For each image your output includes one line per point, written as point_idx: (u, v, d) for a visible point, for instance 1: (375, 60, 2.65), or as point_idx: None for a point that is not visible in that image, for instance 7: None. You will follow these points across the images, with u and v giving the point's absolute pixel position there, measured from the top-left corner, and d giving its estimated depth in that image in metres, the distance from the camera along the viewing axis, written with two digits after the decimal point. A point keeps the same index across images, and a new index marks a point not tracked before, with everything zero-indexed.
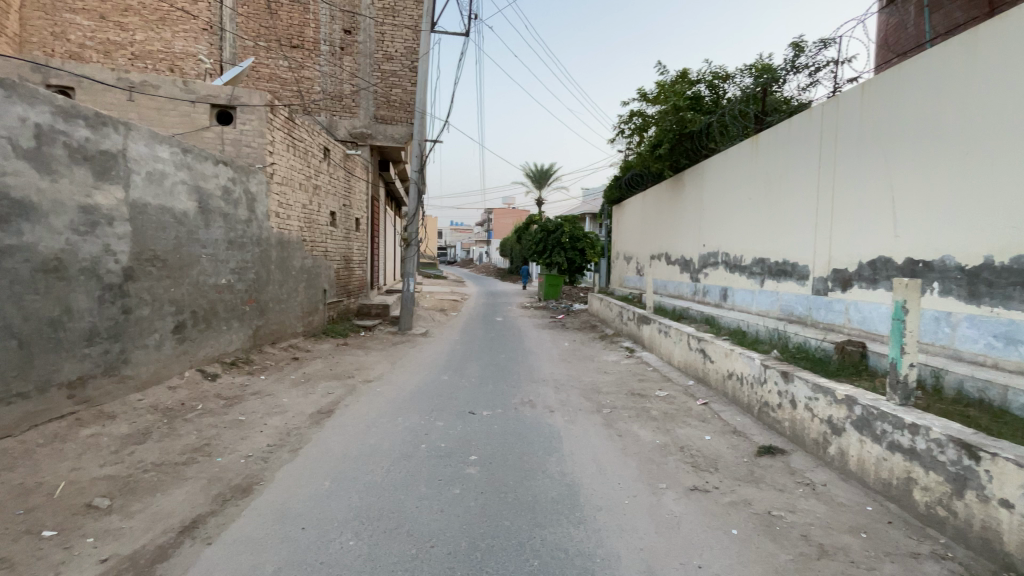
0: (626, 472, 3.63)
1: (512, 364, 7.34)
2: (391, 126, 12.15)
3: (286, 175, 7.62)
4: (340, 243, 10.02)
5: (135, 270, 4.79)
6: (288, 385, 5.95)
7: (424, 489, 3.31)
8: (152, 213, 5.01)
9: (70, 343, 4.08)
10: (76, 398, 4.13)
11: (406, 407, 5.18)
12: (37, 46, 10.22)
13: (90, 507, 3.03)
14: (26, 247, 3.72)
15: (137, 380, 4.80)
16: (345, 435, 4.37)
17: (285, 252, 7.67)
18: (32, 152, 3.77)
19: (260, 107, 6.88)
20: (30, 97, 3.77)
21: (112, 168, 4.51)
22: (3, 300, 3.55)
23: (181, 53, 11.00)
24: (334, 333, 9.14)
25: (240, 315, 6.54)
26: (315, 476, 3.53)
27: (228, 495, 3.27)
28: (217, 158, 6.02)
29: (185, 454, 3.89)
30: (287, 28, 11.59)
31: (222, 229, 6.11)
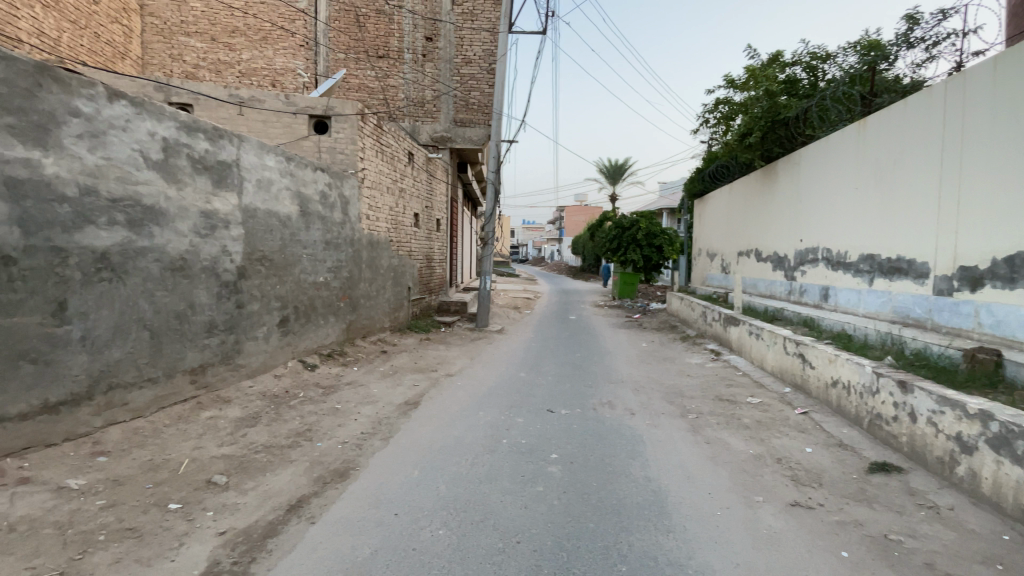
0: (717, 481, 3.43)
1: (591, 363, 7.22)
2: (470, 128, 12.42)
3: (375, 179, 8.06)
4: (423, 242, 10.42)
5: (246, 269, 5.28)
6: (378, 377, 6.30)
7: (506, 484, 3.35)
8: (261, 217, 5.50)
9: (193, 334, 4.59)
10: (197, 383, 4.63)
11: (488, 402, 5.28)
12: (158, 68, 11.62)
13: (209, 483, 3.38)
14: (158, 249, 4.22)
15: (249, 368, 5.30)
16: (431, 426, 4.53)
17: (374, 252, 8.11)
18: (162, 164, 4.26)
19: (352, 116, 7.32)
20: (158, 113, 4.24)
21: (227, 177, 5.00)
22: (140, 296, 4.05)
23: (281, 69, 12.09)
24: (417, 329, 9.53)
25: (335, 310, 7.02)
26: (404, 465, 3.70)
27: (328, 478, 3.51)
28: (316, 165, 6.48)
29: (289, 437, 4.23)
30: (374, 39, 12.25)
31: (320, 231, 6.58)
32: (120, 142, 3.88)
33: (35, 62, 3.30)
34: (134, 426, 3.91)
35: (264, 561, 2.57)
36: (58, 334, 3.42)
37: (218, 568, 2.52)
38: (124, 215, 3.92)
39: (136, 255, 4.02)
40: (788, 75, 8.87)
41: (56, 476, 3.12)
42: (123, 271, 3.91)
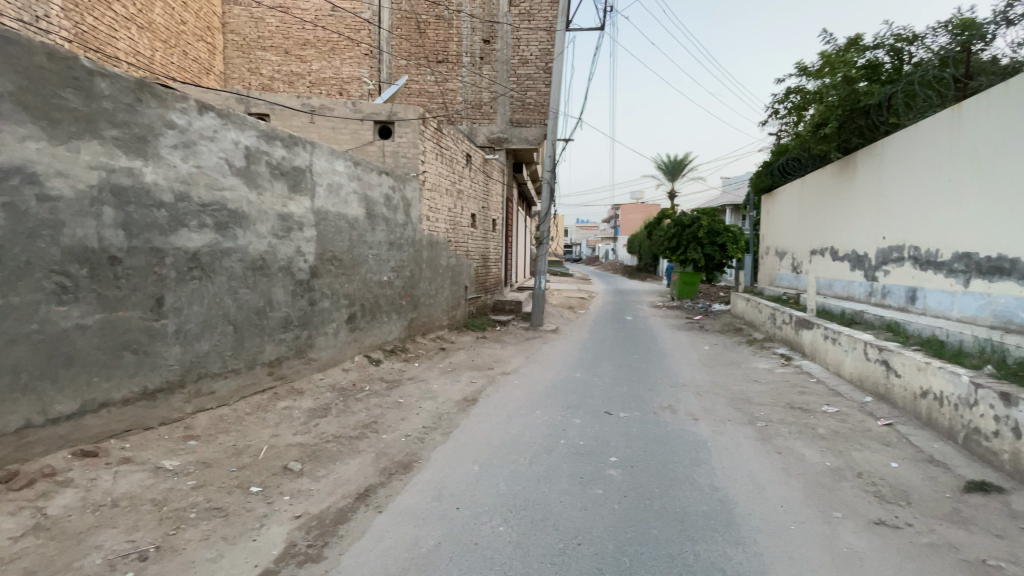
0: (789, 494, 3.25)
1: (650, 366, 7.04)
2: (526, 129, 12.46)
3: (435, 181, 8.30)
4: (479, 242, 10.57)
5: (318, 268, 5.58)
6: (437, 373, 6.47)
7: (565, 485, 3.34)
8: (331, 219, 5.79)
9: (271, 329, 4.91)
10: (274, 375, 4.96)
11: (545, 401, 5.28)
12: (239, 81, 12.58)
13: (285, 469, 3.61)
14: (241, 249, 4.56)
15: (320, 361, 5.61)
16: (490, 423, 4.59)
17: (434, 251, 8.33)
18: (244, 171, 4.59)
19: (414, 121, 7.59)
20: (241, 123, 4.56)
21: (302, 182, 5.31)
22: (225, 293, 4.39)
23: (348, 77, 12.69)
24: (474, 328, 9.70)
25: (398, 308, 7.27)
26: (465, 460, 3.77)
27: (393, 469, 3.65)
28: (381, 169, 6.74)
29: (357, 429, 4.44)
30: (434, 45, 12.56)
31: (384, 232, 6.84)
32: (209, 152, 4.21)
33: (137, 80, 3.63)
34: (219, 413, 4.23)
35: (336, 546, 2.71)
36: (156, 328, 3.77)
37: (295, 549, 2.69)
38: (212, 218, 4.25)
39: (222, 255, 4.35)
40: (868, 60, 8.20)
41: (154, 457, 3.44)
42: (211, 269, 4.25)
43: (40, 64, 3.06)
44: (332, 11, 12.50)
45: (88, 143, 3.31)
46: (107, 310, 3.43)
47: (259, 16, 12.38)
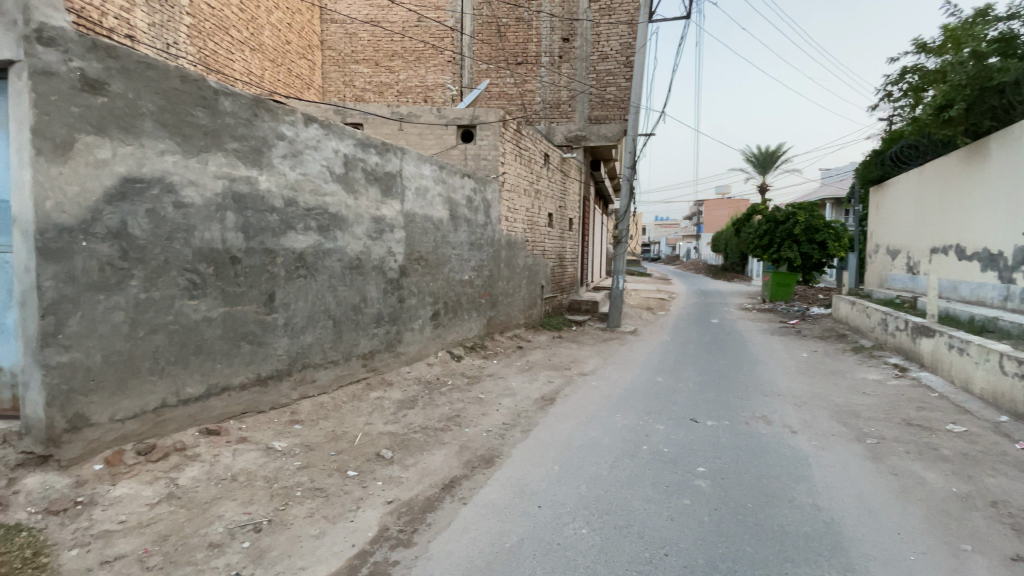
0: (906, 520, 2.92)
1: (741, 372, 6.63)
2: (605, 125, 12.24)
3: (514, 182, 8.43)
4: (556, 242, 10.56)
5: (407, 267, 5.88)
6: (516, 371, 6.56)
7: (650, 492, 3.23)
8: (419, 221, 6.07)
9: (365, 324, 5.24)
10: (367, 367, 5.29)
11: (625, 404, 5.16)
12: (335, 94, 13.53)
13: (377, 455, 3.84)
14: (340, 250, 4.90)
15: (407, 355, 5.90)
16: (569, 424, 4.57)
17: (512, 251, 8.45)
18: (343, 177, 4.94)
19: (494, 123, 7.76)
20: (340, 133, 4.90)
21: (393, 186, 5.62)
22: (326, 290, 4.75)
23: (433, 85, 13.21)
24: (550, 327, 9.69)
25: (478, 306, 7.46)
26: (545, 459, 3.79)
27: (476, 463, 3.76)
28: (463, 171, 6.96)
29: (442, 421, 4.62)
30: (513, 47, 12.71)
31: (466, 233, 7.05)
32: (313, 160, 4.58)
33: (254, 97, 4.01)
34: (320, 401, 4.60)
35: (424, 533, 2.84)
36: (268, 321, 4.16)
37: (388, 533, 2.86)
38: (315, 222, 4.62)
39: (323, 255, 4.71)
40: (1001, 32, 7.14)
41: (265, 438, 3.80)
42: (314, 268, 4.62)
43: (176, 86, 3.46)
44: (419, 22, 13.07)
45: (213, 156, 3.71)
46: (229, 305, 3.84)
47: (353, 32, 13.25)
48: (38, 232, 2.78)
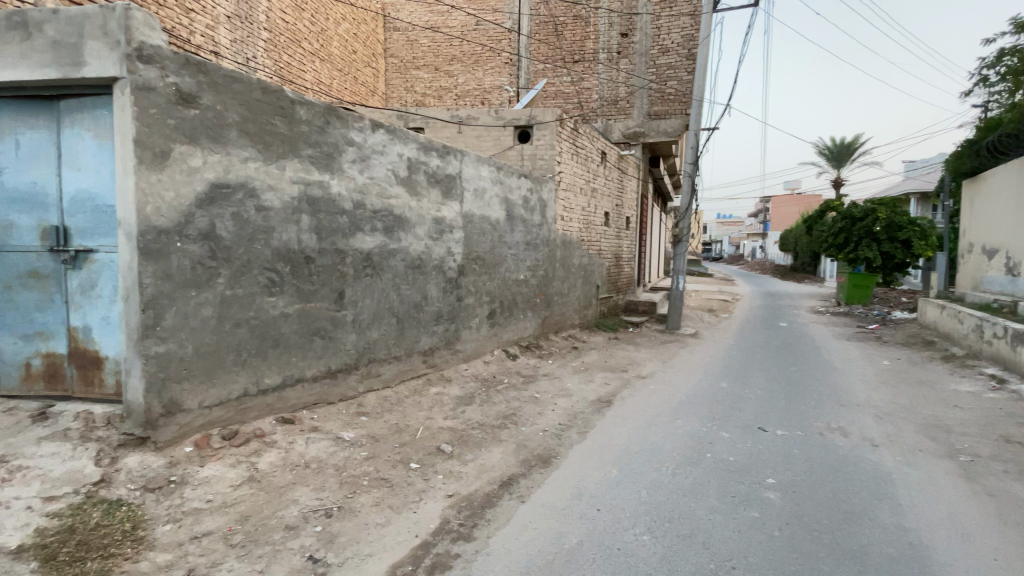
0: (1009, 547, 2.64)
1: (813, 380, 6.23)
2: (665, 121, 11.85)
3: (571, 180, 8.38)
4: (613, 241, 10.39)
5: (465, 267, 5.99)
6: (571, 371, 6.52)
7: (715, 502, 3.12)
8: (477, 221, 6.17)
9: (426, 321, 5.40)
10: (428, 363, 5.45)
11: (686, 410, 4.98)
12: (397, 99, 14.02)
13: (438, 450, 3.95)
14: (403, 250, 5.08)
15: (465, 353, 6.02)
16: (628, 427, 4.49)
17: (567, 251, 8.40)
18: (406, 180, 5.10)
19: (551, 122, 7.74)
20: (404, 138, 5.06)
21: (453, 188, 5.75)
22: (390, 289, 4.93)
23: (490, 87, 13.38)
24: (606, 327, 9.53)
25: (533, 306, 7.48)
26: (603, 462, 3.74)
27: (533, 462, 3.77)
28: (520, 172, 7.00)
29: (499, 419, 4.68)
30: (571, 45, 12.63)
31: (522, 233, 7.09)
32: (379, 164, 4.77)
33: (326, 105, 4.23)
34: (384, 394, 4.79)
35: (484, 528, 2.90)
36: (338, 317, 4.38)
37: (449, 526, 2.93)
38: (381, 223, 4.81)
39: (388, 255, 4.90)
40: None
41: (334, 428, 4.01)
42: (380, 268, 4.81)
43: (258, 97, 3.71)
44: (477, 25, 13.28)
45: (290, 162, 3.95)
46: (303, 302, 4.07)
47: (414, 38, 13.66)
48: (139, 234, 3.07)
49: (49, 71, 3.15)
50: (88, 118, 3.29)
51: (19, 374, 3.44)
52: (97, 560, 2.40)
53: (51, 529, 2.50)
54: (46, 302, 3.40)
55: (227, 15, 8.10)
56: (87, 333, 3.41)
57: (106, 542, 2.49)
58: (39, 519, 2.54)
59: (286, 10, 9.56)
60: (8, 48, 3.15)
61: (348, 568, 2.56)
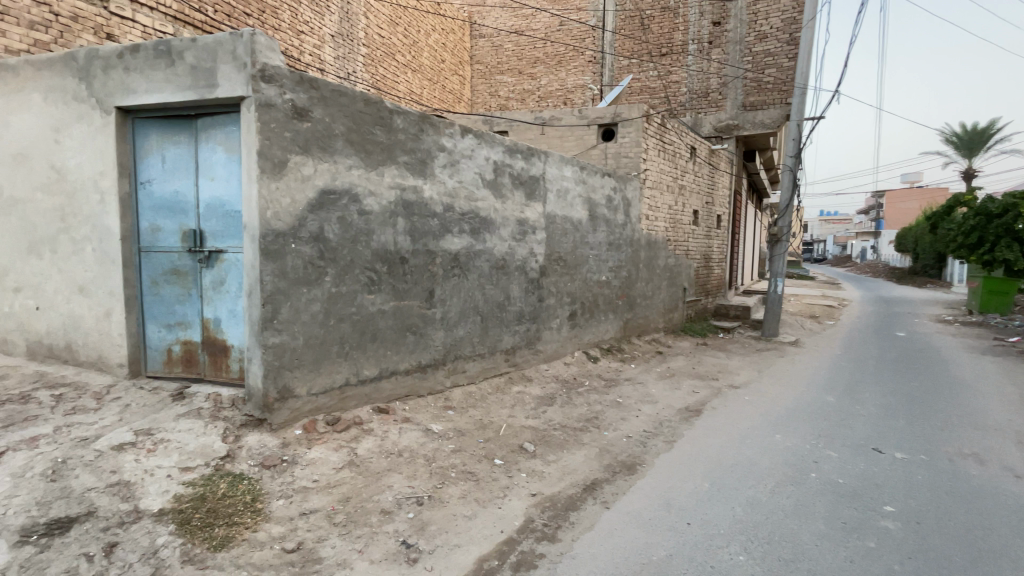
0: None
1: (938, 398, 5.50)
2: (763, 111, 10.89)
3: (657, 178, 8.10)
4: (701, 241, 9.88)
5: (547, 267, 6.01)
6: (656, 377, 6.30)
7: (822, 527, 2.86)
8: (559, 222, 6.17)
9: (509, 320, 5.49)
10: (510, 361, 5.53)
11: (786, 424, 4.61)
12: (481, 105, 14.48)
13: (521, 448, 4.01)
14: (488, 251, 5.20)
15: (546, 353, 6.03)
16: (721, 439, 4.24)
17: (652, 252, 8.13)
18: (492, 182, 5.22)
19: (637, 119, 7.52)
20: (491, 141, 5.18)
21: (536, 189, 5.79)
22: (476, 288, 5.07)
23: (573, 86, 13.38)
24: (693, 333, 9.06)
25: (615, 308, 7.32)
26: (692, 474, 3.57)
27: (618, 468, 3.69)
28: (604, 171, 6.89)
29: (581, 421, 4.64)
30: (658, 38, 12.17)
31: (604, 233, 6.97)
32: (467, 168, 4.92)
33: (421, 113, 4.43)
34: (469, 389, 4.94)
35: (568, 531, 2.89)
36: (428, 315, 4.58)
37: (534, 524, 2.96)
38: (468, 225, 4.96)
39: (474, 256, 5.04)
40: None
41: (424, 420, 4.20)
42: (466, 268, 4.96)
43: (361, 109, 3.97)
44: (561, 26, 13.33)
45: (388, 169, 4.19)
46: (398, 299, 4.31)
47: (499, 43, 14.04)
48: (261, 236, 3.42)
49: (189, 93, 3.59)
50: (220, 134, 3.72)
51: (164, 358, 3.97)
52: (223, 527, 2.71)
53: (186, 496, 2.85)
54: (186, 296, 3.90)
55: (331, 34, 8.81)
56: (217, 324, 3.86)
57: (231, 511, 2.81)
58: (176, 486, 2.90)
59: (382, 26, 10.21)
60: (157, 75, 3.64)
61: (439, 556, 2.66)
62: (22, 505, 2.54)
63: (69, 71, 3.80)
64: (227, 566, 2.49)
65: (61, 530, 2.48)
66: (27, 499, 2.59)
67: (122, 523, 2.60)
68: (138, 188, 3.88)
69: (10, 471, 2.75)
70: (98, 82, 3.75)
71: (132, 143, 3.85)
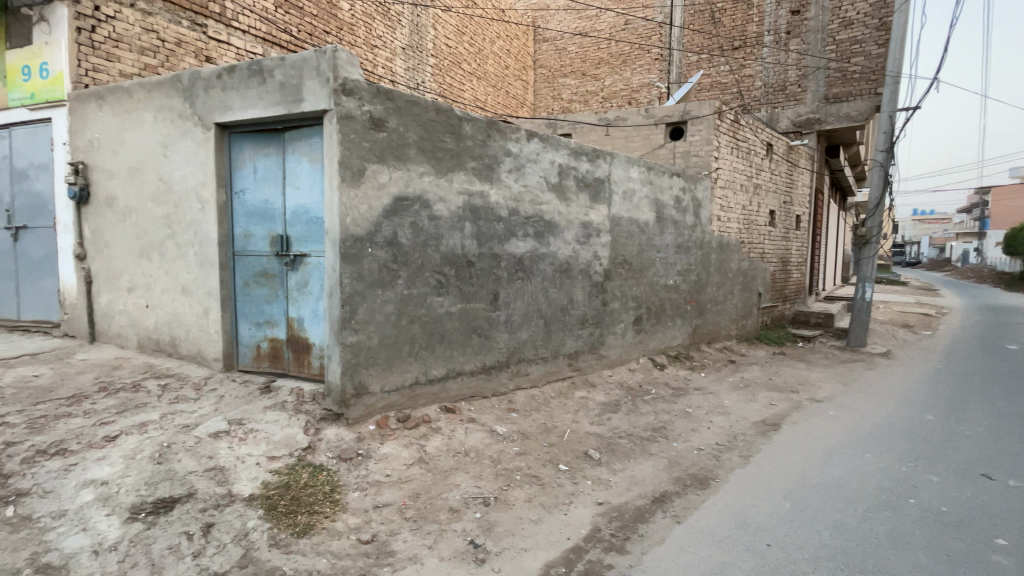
0: None
1: None
2: (849, 103, 10.03)
3: (729, 177, 7.74)
4: (778, 243, 9.31)
5: (611, 271, 5.90)
6: (728, 387, 5.99)
7: (922, 558, 2.60)
8: (625, 224, 6.04)
9: (572, 324, 5.45)
10: (573, 366, 5.49)
11: (877, 444, 4.24)
12: (544, 108, 14.64)
13: (586, 454, 3.96)
14: (552, 254, 5.19)
15: (610, 359, 5.93)
16: (802, 457, 3.96)
17: (723, 255, 7.76)
18: (557, 186, 5.21)
19: (708, 117, 7.22)
20: (556, 143, 5.17)
21: (602, 191, 5.72)
22: (540, 292, 5.07)
23: (639, 86, 13.17)
24: (769, 341, 8.56)
25: (683, 313, 7.06)
26: (771, 492, 3.36)
27: (688, 482, 3.55)
28: (672, 171, 6.68)
29: (647, 431, 4.52)
30: (730, 31, 11.61)
31: (672, 235, 6.74)
32: (533, 172, 4.94)
33: (488, 119, 4.51)
34: (532, 393, 4.95)
35: (637, 543, 2.82)
36: (493, 317, 4.65)
37: (601, 534, 2.91)
38: (532, 228, 4.98)
39: (538, 259, 5.05)
40: None
41: (489, 421, 4.26)
42: (531, 271, 4.98)
43: (432, 117, 4.10)
44: (626, 25, 13.16)
45: (457, 175, 4.30)
46: (464, 302, 4.40)
47: (563, 47, 14.13)
48: (341, 241, 3.61)
49: (278, 108, 3.86)
50: (305, 145, 3.98)
51: (253, 354, 4.29)
52: (305, 515, 2.88)
53: (273, 483, 3.06)
54: (273, 297, 4.19)
55: (403, 47, 9.18)
56: (300, 323, 4.11)
57: (312, 500, 2.99)
58: (264, 473, 3.13)
59: (450, 36, 10.50)
60: (251, 92, 3.94)
61: (506, 558, 2.69)
62: (134, 484, 2.84)
63: (176, 92, 4.21)
64: (308, 552, 2.64)
65: (165, 509, 2.74)
66: (137, 479, 2.89)
67: (217, 505, 2.83)
68: (233, 196, 4.23)
69: (124, 453, 3.08)
70: (200, 101, 4.13)
71: (229, 156, 4.20)
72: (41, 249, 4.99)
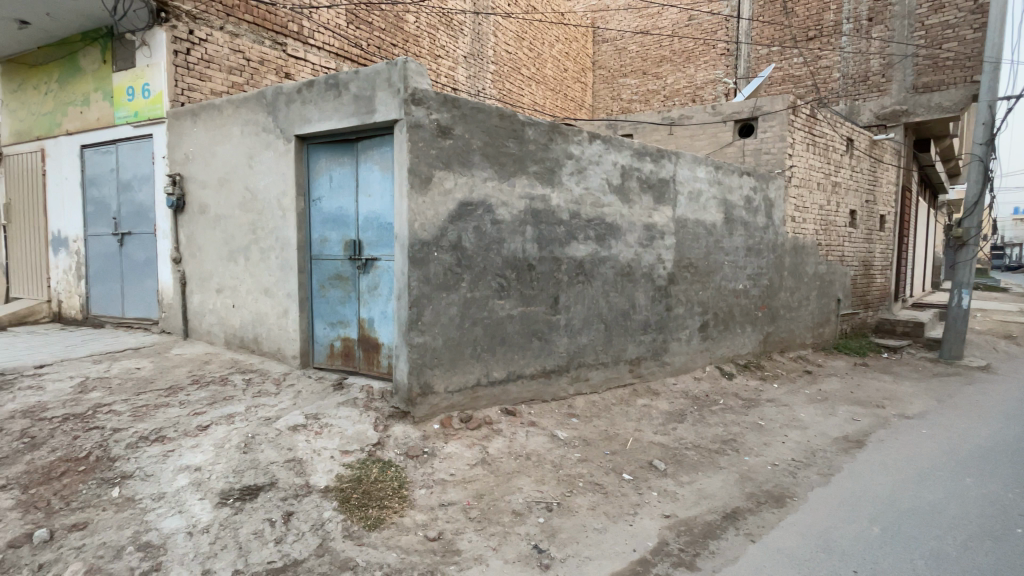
0: None
1: None
2: (941, 93, 9.13)
3: (805, 175, 7.30)
4: (859, 245, 8.66)
5: (676, 275, 5.73)
6: (804, 400, 5.63)
7: None
8: (690, 226, 5.84)
9: (634, 329, 5.34)
10: (634, 372, 5.37)
11: (979, 467, 3.83)
12: (604, 110, 14.49)
13: (651, 465, 3.85)
14: (614, 258, 5.11)
15: (674, 366, 5.75)
16: (891, 478, 3.66)
17: (798, 258, 7.32)
18: (620, 188, 5.13)
19: (781, 112, 6.84)
20: (619, 145, 5.09)
21: (666, 192, 5.57)
22: (601, 296, 5.01)
23: (703, 82, 12.75)
24: (849, 351, 7.97)
25: (753, 320, 6.73)
26: (857, 515, 3.12)
27: (762, 499, 3.38)
28: (742, 170, 6.40)
29: (716, 443, 4.34)
30: (804, 21, 10.91)
31: (741, 237, 6.45)
32: (595, 174, 4.89)
33: (551, 123, 4.51)
34: (592, 399, 4.89)
35: (708, 560, 2.71)
36: (554, 321, 4.64)
37: (668, 548, 2.83)
38: (594, 232, 4.93)
39: (599, 262, 4.99)
40: None
41: (550, 425, 4.26)
42: (592, 274, 4.93)
43: (496, 123, 4.15)
44: (690, 20, 12.82)
45: (519, 179, 4.33)
46: (525, 305, 4.42)
47: (623, 46, 13.93)
48: (409, 245, 3.74)
49: (352, 119, 4.05)
50: (376, 153, 4.14)
51: (327, 352, 4.52)
52: (376, 508, 3.00)
53: (346, 477, 3.21)
54: (346, 298, 4.40)
55: (465, 55, 9.40)
56: (371, 324, 4.29)
57: (382, 495, 3.11)
58: (338, 467, 3.29)
59: (510, 42, 10.65)
60: (327, 104, 4.17)
61: (571, 565, 2.67)
62: (224, 472, 3.08)
63: (261, 107, 4.52)
64: (379, 545, 2.74)
65: (250, 496, 2.94)
66: (226, 467, 3.12)
67: (297, 495, 3.00)
68: (311, 204, 4.49)
69: (214, 442, 3.33)
70: (282, 115, 4.41)
71: (307, 166, 4.47)
72: (143, 253, 5.52)
